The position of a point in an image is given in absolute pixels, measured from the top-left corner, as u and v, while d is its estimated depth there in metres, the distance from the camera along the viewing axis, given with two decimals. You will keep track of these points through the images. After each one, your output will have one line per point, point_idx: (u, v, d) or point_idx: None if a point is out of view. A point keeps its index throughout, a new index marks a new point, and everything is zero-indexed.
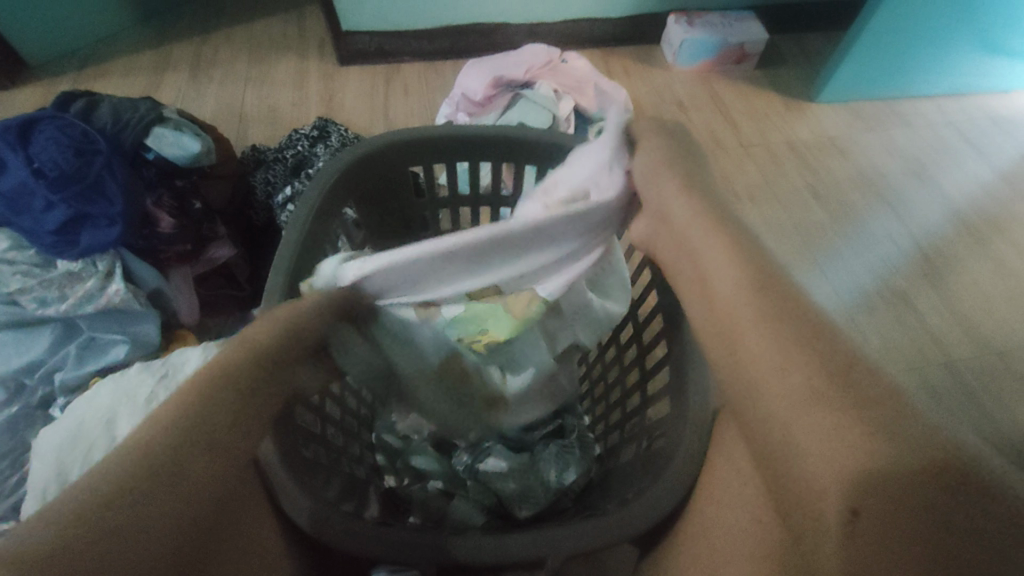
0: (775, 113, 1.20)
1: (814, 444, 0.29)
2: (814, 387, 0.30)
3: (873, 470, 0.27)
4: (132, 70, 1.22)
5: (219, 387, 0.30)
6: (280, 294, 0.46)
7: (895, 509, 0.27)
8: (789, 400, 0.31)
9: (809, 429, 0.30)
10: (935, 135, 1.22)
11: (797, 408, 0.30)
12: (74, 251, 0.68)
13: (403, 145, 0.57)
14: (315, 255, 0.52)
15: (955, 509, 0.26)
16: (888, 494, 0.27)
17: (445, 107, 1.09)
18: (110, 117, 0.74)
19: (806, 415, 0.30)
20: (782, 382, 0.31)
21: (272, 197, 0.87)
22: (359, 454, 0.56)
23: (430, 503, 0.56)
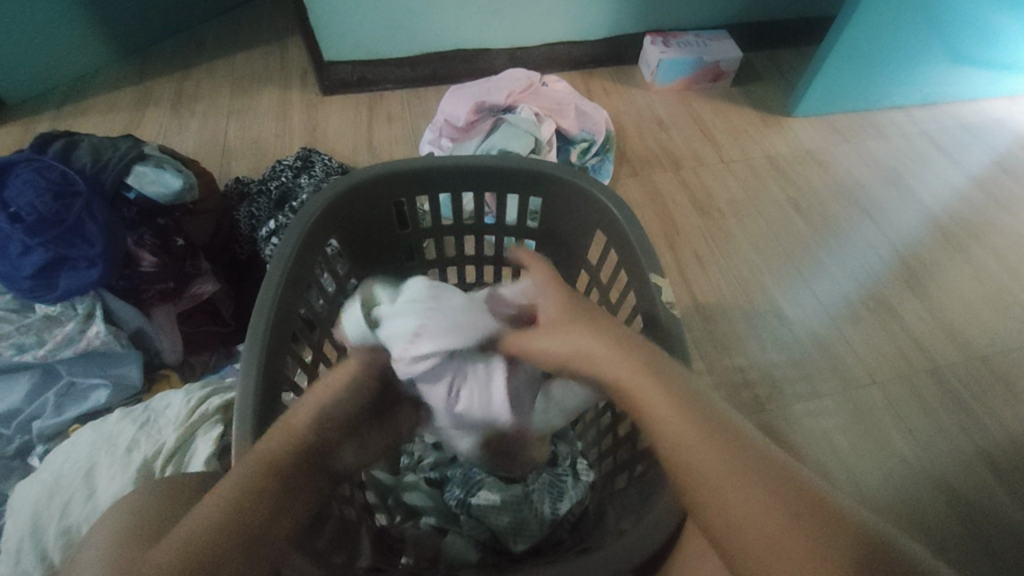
0: (753, 128, 1.23)
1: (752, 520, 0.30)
2: (740, 459, 0.32)
3: (769, 505, 0.30)
4: (113, 107, 1.22)
5: (257, 487, 0.35)
6: (261, 337, 0.45)
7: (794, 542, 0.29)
8: (732, 485, 0.32)
9: (751, 510, 0.31)
10: (909, 145, 1.25)
11: (731, 478, 0.32)
12: (53, 294, 0.67)
13: (385, 178, 0.57)
14: (299, 295, 0.51)
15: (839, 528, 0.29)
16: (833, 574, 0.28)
17: (429, 133, 1.10)
18: (89, 157, 0.74)
19: (749, 498, 0.31)
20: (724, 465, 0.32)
21: (256, 231, 0.86)
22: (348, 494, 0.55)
23: (423, 541, 0.55)
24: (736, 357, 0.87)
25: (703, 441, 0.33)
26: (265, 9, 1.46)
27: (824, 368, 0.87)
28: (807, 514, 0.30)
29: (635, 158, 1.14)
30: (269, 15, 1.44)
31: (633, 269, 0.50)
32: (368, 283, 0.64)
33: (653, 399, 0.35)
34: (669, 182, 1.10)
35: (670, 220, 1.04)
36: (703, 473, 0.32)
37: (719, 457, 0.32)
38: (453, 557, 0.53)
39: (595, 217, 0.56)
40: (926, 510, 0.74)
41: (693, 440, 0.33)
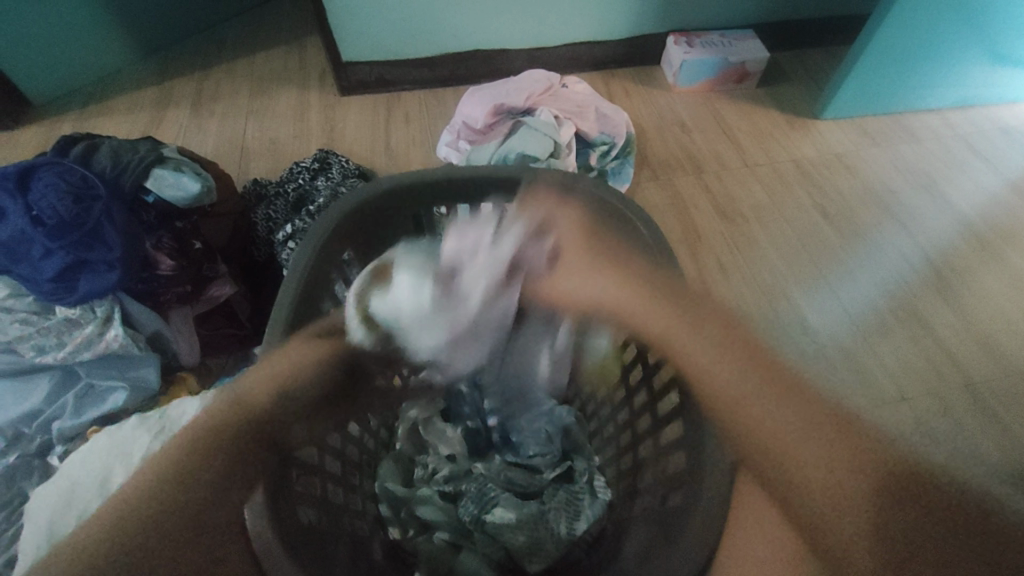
0: (778, 131, 1.19)
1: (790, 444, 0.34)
2: (802, 404, 0.35)
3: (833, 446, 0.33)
4: (135, 107, 1.23)
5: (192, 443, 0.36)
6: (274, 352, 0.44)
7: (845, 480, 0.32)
8: (769, 413, 0.35)
9: (788, 435, 0.34)
10: (942, 148, 1.20)
11: (796, 427, 0.34)
12: (73, 297, 0.68)
13: (402, 187, 0.56)
14: (314, 308, 0.50)
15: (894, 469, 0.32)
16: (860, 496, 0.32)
17: (446, 135, 1.08)
18: (109, 161, 0.74)
19: (792, 426, 0.34)
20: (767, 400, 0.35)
21: (273, 233, 0.86)
22: (359, 508, 0.54)
23: (437, 558, 0.54)
24: None
25: (751, 382, 0.36)
26: (284, 9, 1.46)
27: (851, 381, 0.84)
28: (845, 445, 0.33)
29: (656, 161, 1.11)
30: (288, 15, 1.44)
31: (658, 284, 0.49)
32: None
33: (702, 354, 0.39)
34: (690, 186, 1.08)
35: (691, 225, 1.01)
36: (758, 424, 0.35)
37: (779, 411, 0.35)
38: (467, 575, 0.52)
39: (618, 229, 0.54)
40: None
41: (744, 390, 0.36)
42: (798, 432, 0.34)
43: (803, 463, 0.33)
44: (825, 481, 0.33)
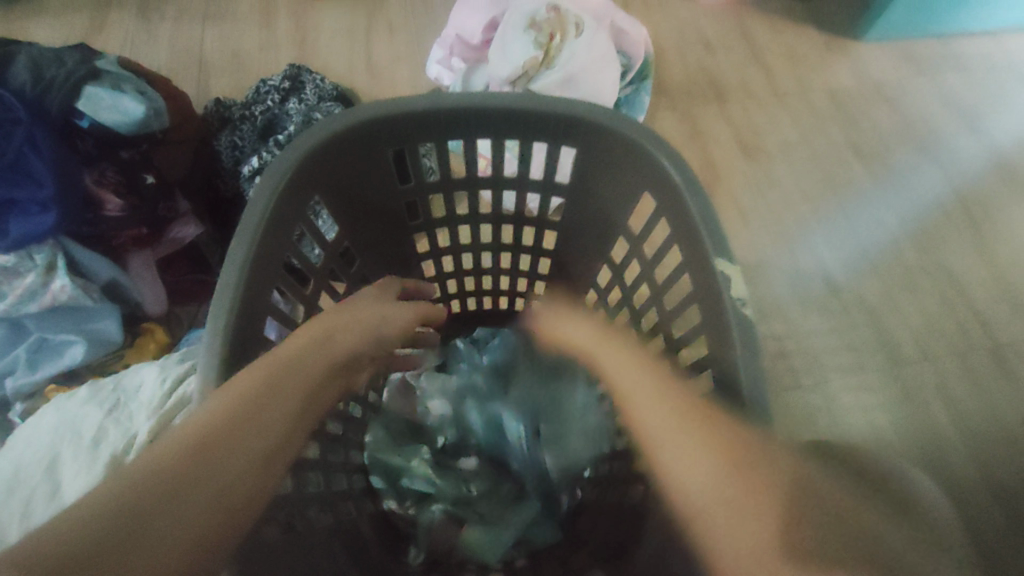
0: (814, 53, 1.05)
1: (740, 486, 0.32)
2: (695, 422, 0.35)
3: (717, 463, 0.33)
4: (70, 6, 1.05)
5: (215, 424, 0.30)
6: (229, 330, 0.37)
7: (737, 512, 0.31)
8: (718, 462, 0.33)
9: (748, 465, 0.33)
10: (992, 78, 1.08)
11: (670, 429, 0.36)
12: (4, 243, 0.58)
13: (379, 120, 0.46)
14: (276, 269, 0.42)
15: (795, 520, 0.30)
16: (809, 499, 0.31)
17: (437, 51, 0.94)
18: (29, 75, 0.61)
19: (690, 451, 0.34)
20: (726, 437, 0.34)
21: (239, 165, 0.75)
22: (347, 486, 0.51)
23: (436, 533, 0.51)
24: (777, 325, 0.79)
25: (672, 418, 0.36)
26: None
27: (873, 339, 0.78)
28: (760, 492, 0.31)
29: (674, 87, 0.98)
30: None
31: (697, 254, 0.42)
32: (362, 246, 0.54)
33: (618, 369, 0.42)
34: (712, 117, 0.96)
35: (711, 163, 0.91)
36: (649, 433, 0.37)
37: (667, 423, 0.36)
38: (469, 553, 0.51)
39: (646, 180, 0.45)
40: (973, 496, 0.68)
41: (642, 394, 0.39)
42: (723, 476, 0.32)
43: (766, 500, 0.31)
44: (719, 506, 0.32)
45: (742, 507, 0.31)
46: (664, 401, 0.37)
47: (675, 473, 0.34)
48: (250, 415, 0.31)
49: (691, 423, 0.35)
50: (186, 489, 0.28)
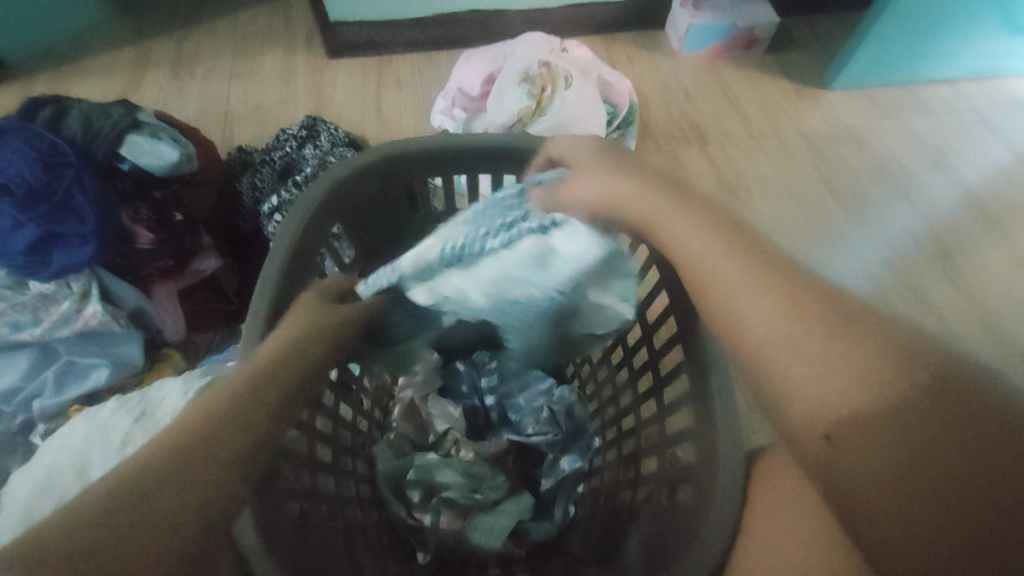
0: (786, 100, 1.15)
1: (826, 392, 0.30)
2: (829, 328, 0.32)
3: (855, 382, 0.30)
4: (110, 68, 1.16)
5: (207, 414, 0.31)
6: (260, 332, 0.41)
7: (874, 437, 0.28)
8: (818, 362, 0.31)
9: (823, 379, 0.31)
10: (955, 120, 1.16)
11: (796, 343, 0.32)
12: (47, 271, 0.64)
13: (393, 156, 0.52)
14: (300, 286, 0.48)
15: (951, 460, 0.26)
16: (886, 431, 0.28)
17: (440, 102, 1.03)
18: (80, 126, 0.70)
19: (823, 365, 0.31)
20: (823, 343, 0.31)
21: (259, 204, 0.82)
22: (355, 492, 0.53)
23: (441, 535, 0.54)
24: None
25: (796, 327, 0.33)
26: None
27: None
28: (916, 415, 0.28)
29: (658, 131, 1.07)
30: None
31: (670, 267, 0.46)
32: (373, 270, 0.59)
33: (733, 285, 0.36)
34: (694, 158, 1.04)
35: None
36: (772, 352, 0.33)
37: (789, 335, 0.33)
38: (478, 549, 0.54)
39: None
40: None
41: (757, 300, 0.35)
42: (861, 386, 0.29)
43: (822, 417, 0.30)
44: (853, 424, 0.29)
45: (882, 437, 0.28)
46: (773, 301, 0.34)
47: (761, 367, 0.34)
48: (231, 404, 0.32)
49: (792, 322, 0.33)
50: (208, 476, 0.29)
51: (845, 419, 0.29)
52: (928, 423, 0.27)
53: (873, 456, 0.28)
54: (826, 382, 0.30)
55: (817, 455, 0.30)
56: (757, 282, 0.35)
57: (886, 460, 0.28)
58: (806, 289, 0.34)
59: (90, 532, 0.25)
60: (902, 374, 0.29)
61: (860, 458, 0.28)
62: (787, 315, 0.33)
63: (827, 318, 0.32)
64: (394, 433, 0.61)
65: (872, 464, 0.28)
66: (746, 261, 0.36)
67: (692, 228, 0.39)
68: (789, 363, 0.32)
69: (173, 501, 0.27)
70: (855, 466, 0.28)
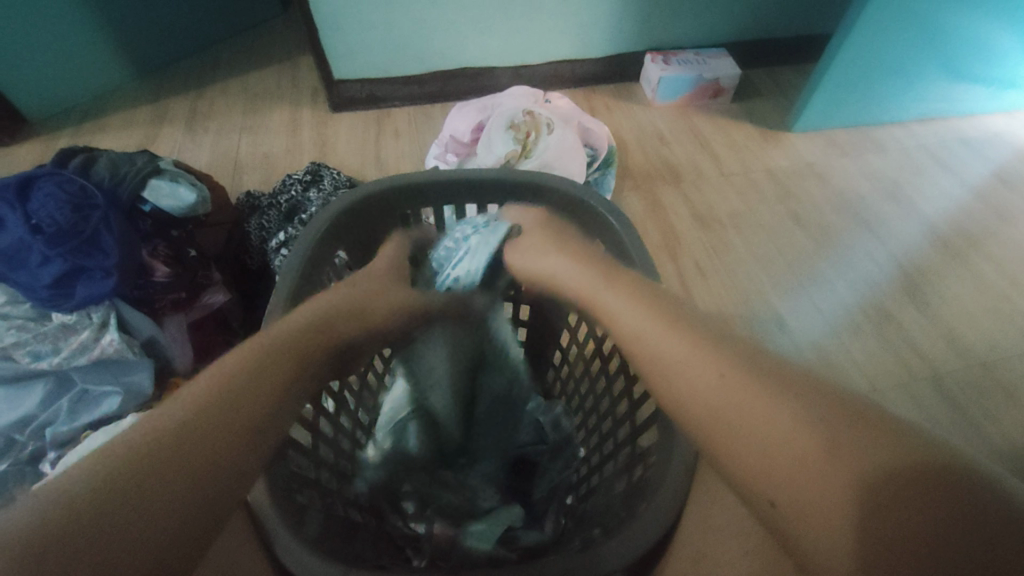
0: (752, 142, 1.25)
1: (772, 459, 0.28)
2: (765, 394, 0.30)
3: (803, 450, 0.28)
4: (129, 124, 1.26)
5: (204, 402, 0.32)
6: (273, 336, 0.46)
7: (835, 513, 0.26)
8: (750, 420, 0.30)
9: (764, 441, 0.29)
10: (908, 158, 1.26)
11: (738, 410, 0.30)
12: (70, 303, 0.70)
13: (392, 188, 0.59)
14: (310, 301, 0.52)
15: (917, 532, 0.24)
16: (846, 503, 0.25)
17: (435, 148, 1.12)
18: (108, 172, 0.77)
19: (768, 437, 0.29)
20: (757, 400, 0.30)
21: (266, 242, 0.88)
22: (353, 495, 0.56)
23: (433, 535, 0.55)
24: None
25: (733, 392, 0.31)
26: (277, 32, 1.51)
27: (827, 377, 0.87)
28: (870, 485, 0.25)
29: (636, 171, 1.16)
30: (280, 36, 1.49)
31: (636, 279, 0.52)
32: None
33: (666, 347, 0.35)
34: (670, 194, 1.12)
35: (672, 230, 1.06)
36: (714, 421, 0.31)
37: (730, 401, 0.31)
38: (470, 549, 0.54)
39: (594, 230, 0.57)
40: None
41: (688, 363, 0.34)
42: (808, 458, 0.27)
43: (770, 479, 0.28)
44: (811, 501, 0.26)
45: (846, 514, 0.25)
46: (696, 352, 0.34)
47: (697, 418, 0.32)
48: (232, 391, 0.34)
49: (732, 381, 0.31)
50: (215, 461, 0.30)
51: (801, 494, 0.27)
52: (884, 490, 0.25)
53: (835, 533, 0.25)
54: (767, 452, 0.29)
55: (772, 524, 0.28)
56: (680, 333, 0.36)
57: (849, 539, 0.25)
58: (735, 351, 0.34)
59: (81, 508, 0.26)
60: (844, 430, 0.28)
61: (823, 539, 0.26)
62: (717, 363, 0.33)
63: (762, 384, 0.31)
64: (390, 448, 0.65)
65: (838, 544, 0.25)
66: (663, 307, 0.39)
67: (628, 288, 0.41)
68: (736, 436, 0.30)
69: (173, 480, 0.29)
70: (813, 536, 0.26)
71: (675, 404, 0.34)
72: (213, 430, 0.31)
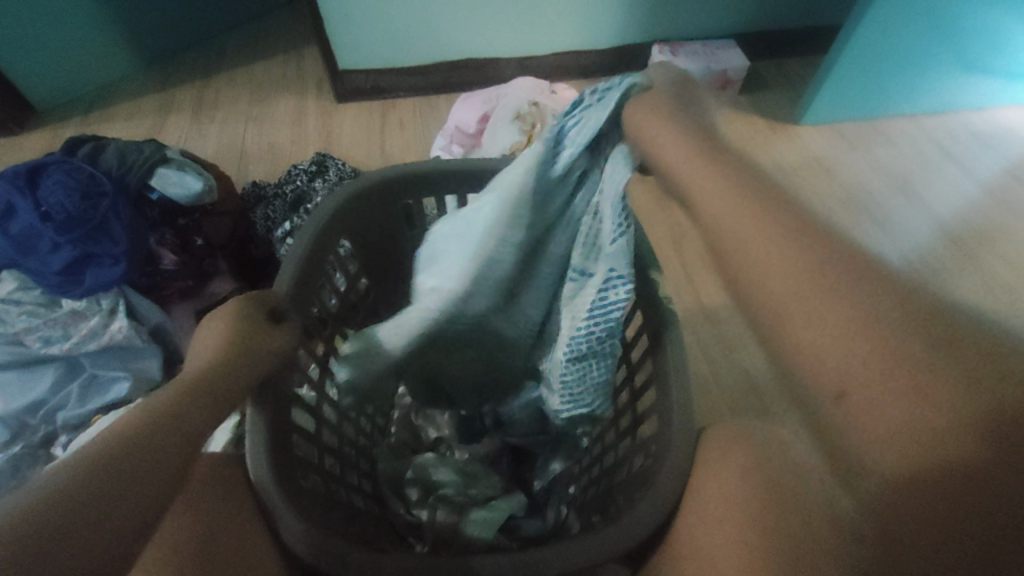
0: (759, 134, 1.24)
1: (848, 360, 0.28)
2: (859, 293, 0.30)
3: (892, 347, 0.27)
4: (136, 113, 1.26)
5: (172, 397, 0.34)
6: None
7: (902, 416, 0.26)
8: (833, 335, 0.29)
9: (846, 354, 0.28)
10: (917, 151, 1.25)
11: (827, 302, 0.30)
12: (79, 290, 0.71)
13: (393, 177, 0.59)
14: (314, 290, 0.53)
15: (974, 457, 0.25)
16: (911, 422, 0.26)
17: (439, 139, 1.12)
18: (116, 160, 0.78)
19: (860, 334, 0.28)
20: (853, 319, 0.29)
21: (272, 231, 0.89)
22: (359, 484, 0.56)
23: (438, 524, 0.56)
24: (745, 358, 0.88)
25: (823, 291, 0.30)
26: (282, 21, 1.51)
27: None
28: (952, 398, 0.26)
29: None
30: (286, 26, 1.49)
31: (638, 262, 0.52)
32: (377, 283, 0.65)
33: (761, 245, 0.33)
34: None
35: None
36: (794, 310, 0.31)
37: (815, 298, 0.30)
38: (470, 539, 0.54)
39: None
40: None
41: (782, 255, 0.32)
42: (889, 360, 0.27)
43: (843, 386, 0.28)
44: (885, 405, 0.27)
45: (912, 419, 0.26)
46: (794, 245, 0.33)
47: (779, 329, 0.31)
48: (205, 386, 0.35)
49: (823, 278, 0.31)
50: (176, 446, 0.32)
51: (874, 414, 0.27)
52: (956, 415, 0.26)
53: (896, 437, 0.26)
54: (851, 363, 0.28)
55: (832, 429, 0.29)
56: (784, 244, 0.33)
57: (912, 444, 0.26)
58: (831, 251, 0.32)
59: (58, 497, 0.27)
60: (939, 346, 0.27)
61: (878, 446, 0.27)
62: (807, 270, 0.31)
63: (859, 283, 0.30)
64: (395, 438, 0.66)
65: (895, 451, 0.26)
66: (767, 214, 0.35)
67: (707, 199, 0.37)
68: (820, 324, 0.29)
69: (143, 468, 0.30)
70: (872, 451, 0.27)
71: (763, 313, 0.32)
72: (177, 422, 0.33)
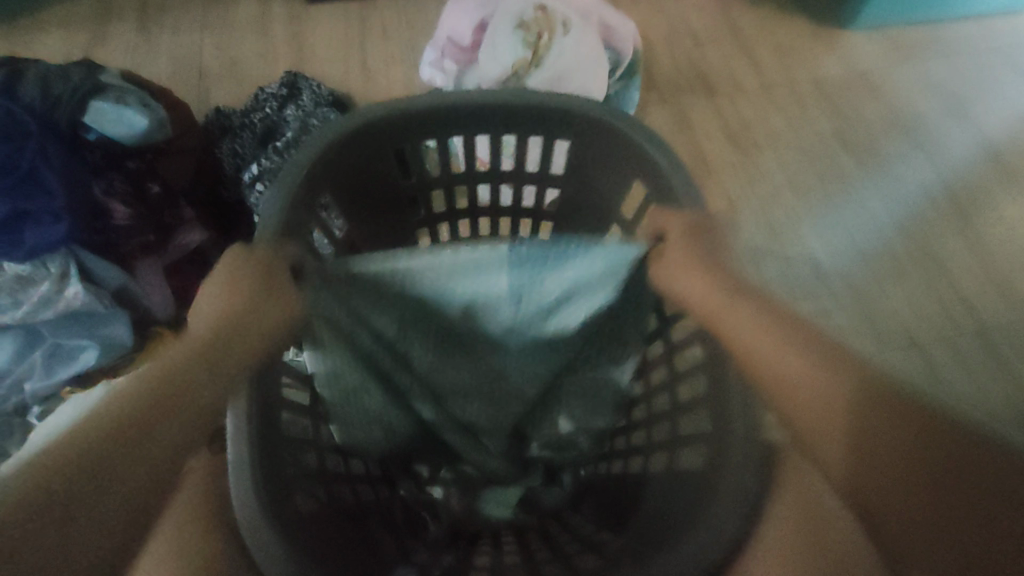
0: (801, 43, 1.07)
1: (861, 480, 0.35)
2: (869, 417, 0.35)
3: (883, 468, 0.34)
4: (71, 22, 1.07)
5: (154, 403, 0.36)
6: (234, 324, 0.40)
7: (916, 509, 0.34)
8: (846, 452, 0.35)
9: (862, 475, 0.35)
10: (979, 62, 1.09)
11: (843, 429, 0.35)
12: (20, 253, 0.61)
13: (388, 114, 0.48)
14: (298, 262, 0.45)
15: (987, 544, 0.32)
16: (916, 505, 0.34)
17: (429, 53, 0.96)
18: (38, 92, 0.65)
19: (875, 460, 0.35)
20: (876, 436, 0.35)
21: (241, 171, 0.77)
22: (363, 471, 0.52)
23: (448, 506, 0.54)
24: None
25: (846, 420, 0.35)
26: None
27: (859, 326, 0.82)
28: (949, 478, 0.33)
29: (664, 83, 1.00)
30: None
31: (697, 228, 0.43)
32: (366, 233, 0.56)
33: (785, 367, 0.37)
34: (702, 112, 0.98)
35: (701, 157, 0.94)
36: (809, 436, 0.37)
37: (833, 424, 0.36)
38: (488, 519, 0.54)
39: (623, 157, 0.49)
40: None
41: (806, 387, 0.36)
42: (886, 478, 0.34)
43: (862, 501, 0.35)
44: (890, 497, 0.34)
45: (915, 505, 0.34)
46: (822, 376, 0.36)
47: (825, 457, 0.36)
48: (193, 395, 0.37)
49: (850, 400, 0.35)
50: (134, 464, 0.35)
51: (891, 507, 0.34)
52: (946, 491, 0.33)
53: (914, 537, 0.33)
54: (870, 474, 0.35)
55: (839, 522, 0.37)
56: (806, 356, 0.37)
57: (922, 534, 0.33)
58: (847, 361, 0.36)
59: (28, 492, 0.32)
60: (927, 450, 0.33)
61: (912, 541, 0.34)
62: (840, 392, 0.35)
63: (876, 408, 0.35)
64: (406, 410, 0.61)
65: (921, 541, 0.33)
66: (799, 343, 0.37)
67: (756, 323, 0.38)
68: (837, 459, 0.35)
69: (111, 469, 0.34)
70: (905, 533, 0.34)
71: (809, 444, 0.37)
72: (154, 427, 0.36)
